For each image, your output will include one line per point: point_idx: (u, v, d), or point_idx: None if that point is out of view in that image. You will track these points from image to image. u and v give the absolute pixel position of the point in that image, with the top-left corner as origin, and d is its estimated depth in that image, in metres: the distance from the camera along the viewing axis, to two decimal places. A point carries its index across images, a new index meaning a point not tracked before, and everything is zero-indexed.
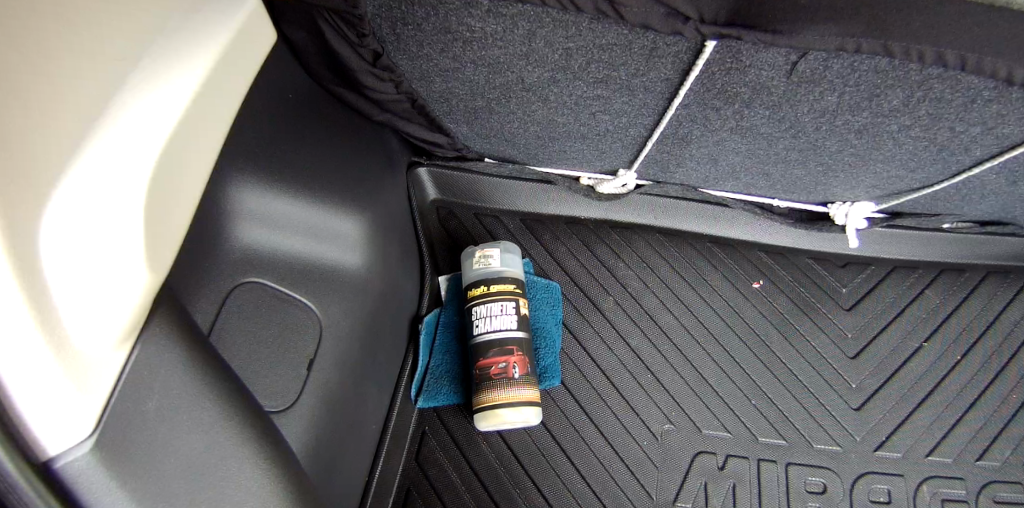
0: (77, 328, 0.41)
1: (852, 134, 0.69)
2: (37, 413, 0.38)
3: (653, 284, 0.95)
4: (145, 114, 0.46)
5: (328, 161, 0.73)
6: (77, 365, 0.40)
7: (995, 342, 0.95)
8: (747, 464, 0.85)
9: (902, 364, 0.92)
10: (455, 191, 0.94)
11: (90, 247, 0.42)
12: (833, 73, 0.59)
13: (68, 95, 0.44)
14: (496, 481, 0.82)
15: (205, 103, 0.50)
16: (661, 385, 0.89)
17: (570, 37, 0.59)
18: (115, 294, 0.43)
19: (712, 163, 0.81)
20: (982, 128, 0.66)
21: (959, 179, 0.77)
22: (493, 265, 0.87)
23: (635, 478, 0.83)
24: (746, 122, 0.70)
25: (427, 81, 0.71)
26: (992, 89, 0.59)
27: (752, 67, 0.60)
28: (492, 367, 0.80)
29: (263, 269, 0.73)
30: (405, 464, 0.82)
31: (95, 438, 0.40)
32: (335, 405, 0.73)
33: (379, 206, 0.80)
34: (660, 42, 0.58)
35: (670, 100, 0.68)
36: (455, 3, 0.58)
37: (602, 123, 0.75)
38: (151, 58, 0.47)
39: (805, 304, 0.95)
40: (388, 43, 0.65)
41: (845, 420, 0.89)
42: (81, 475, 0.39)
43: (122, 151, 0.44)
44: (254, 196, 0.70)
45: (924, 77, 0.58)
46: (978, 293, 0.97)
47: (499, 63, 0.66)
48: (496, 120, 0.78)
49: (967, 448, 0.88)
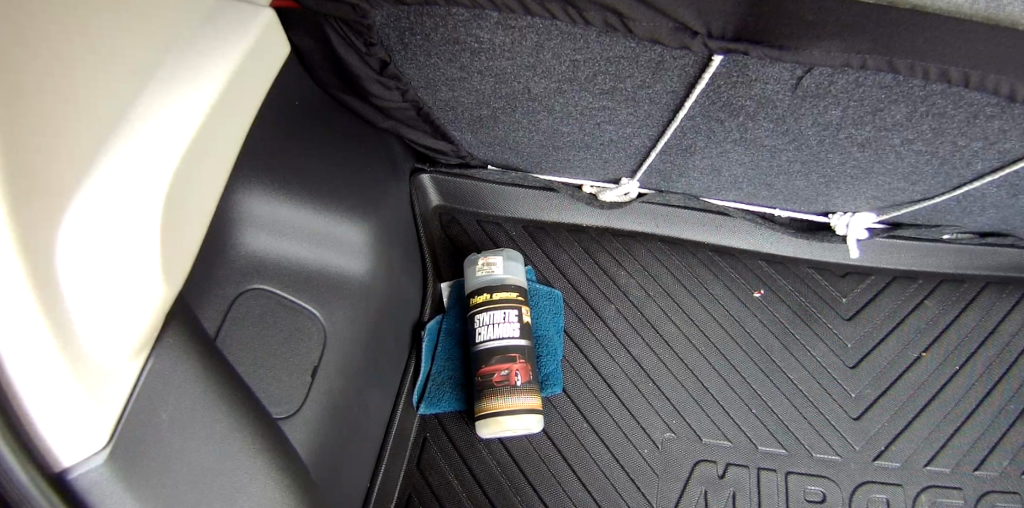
0: (93, 340, 0.41)
1: (855, 147, 0.70)
2: (52, 426, 0.39)
3: (654, 293, 0.96)
4: (161, 127, 0.46)
5: (333, 168, 0.73)
6: (93, 376, 0.40)
7: (994, 351, 0.95)
8: (747, 472, 0.86)
9: (902, 374, 0.93)
10: (458, 198, 0.95)
11: (106, 263, 0.43)
12: (838, 88, 0.59)
13: (83, 109, 0.44)
14: (498, 488, 0.82)
15: (218, 116, 0.50)
16: (662, 393, 0.89)
17: (577, 49, 0.60)
18: (129, 307, 0.43)
19: (714, 174, 0.82)
20: (983, 142, 0.66)
21: (960, 192, 0.78)
22: (495, 272, 0.87)
23: (636, 484, 0.84)
24: (749, 134, 0.70)
25: (434, 89, 0.71)
26: (995, 105, 0.59)
27: (758, 81, 0.60)
28: (494, 375, 0.80)
29: (267, 275, 0.73)
30: (407, 470, 0.83)
31: (109, 450, 0.41)
32: (337, 413, 0.73)
33: (381, 213, 0.81)
34: (667, 55, 0.59)
35: (675, 112, 0.69)
36: (463, 14, 0.58)
37: (605, 133, 0.76)
38: (164, 74, 0.48)
39: (805, 313, 0.96)
40: (395, 51, 0.65)
41: (844, 428, 0.89)
42: (95, 486, 0.40)
43: (138, 166, 0.45)
44: (260, 203, 0.70)
45: (927, 93, 0.59)
46: (978, 303, 0.98)
47: (506, 73, 0.66)
48: (501, 129, 0.78)
49: (966, 457, 0.89)
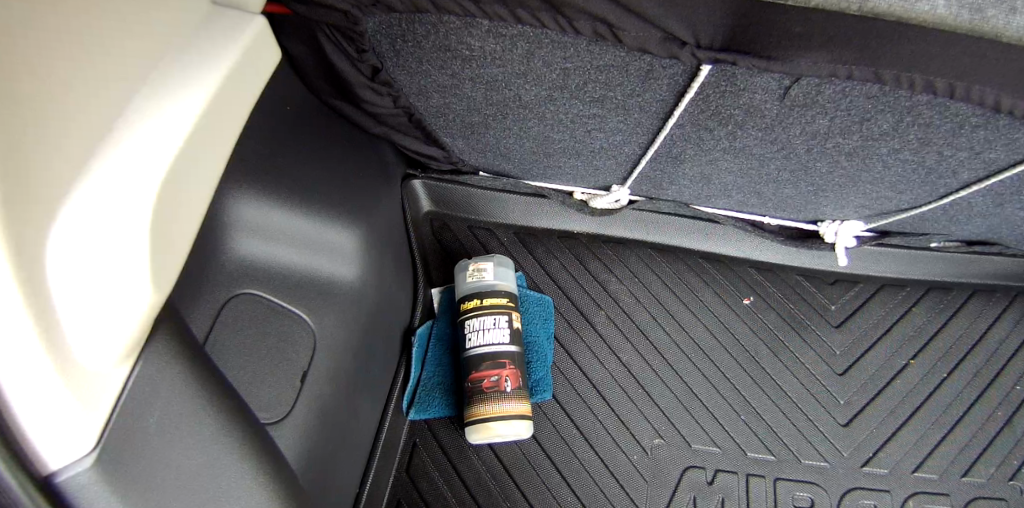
0: (81, 347, 0.41)
1: (842, 156, 0.71)
2: (41, 430, 0.38)
3: (644, 299, 0.96)
4: (154, 133, 0.46)
5: (324, 175, 0.73)
6: (82, 381, 0.40)
7: (981, 360, 0.96)
8: (735, 479, 0.86)
9: (890, 381, 0.93)
10: (449, 204, 0.95)
11: (95, 269, 0.42)
12: (825, 98, 0.60)
13: (77, 110, 0.44)
14: (487, 494, 0.82)
15: (209, 124, 0.50)
16: (651, 399, 0.89)
17: (568, 58, 0.60)
18: (116, 313, 0.43)
19: (704, 182, 0.82)
20: (969, 152, 0.67)
21: (947, 201, 0.78)
22: (486, 278, 0.87)
23: (624, 490, 0.84)
24: (738, 143, 0.71)
25: (425, 96, 0.72)
26: (980, 115, 0.60)
27: (747, 91, 0.61)
28: (484, 381, 0.80)
29: (257, 280, 0.73)
30: (396, 476, 0.82)
31: (97, 454, 0.41)
32: (327, 418, 0.72)
33: (373, 219, 0.81)
34: (656, 64, 0.59)
35: (664, 120, 0.69)
36: (455, 22, 0.58)
37: (596, 141, 0.76)
38: (156, 81, 0.48)
39: (794, 320, 0.96)
40: (386, 58, 0.66)
41: (832, 435, 0.90)
42: (82, 488, 0.40)
43: (130, 170, 0.45)
44: (250, 208, 0.70)
45: (914, 103, 0.59)
46: (965, 311, 0.99)
47: (497, 81, 0.66)
48: (492, 136, 0.79)
49: (953, 464, 0.90)
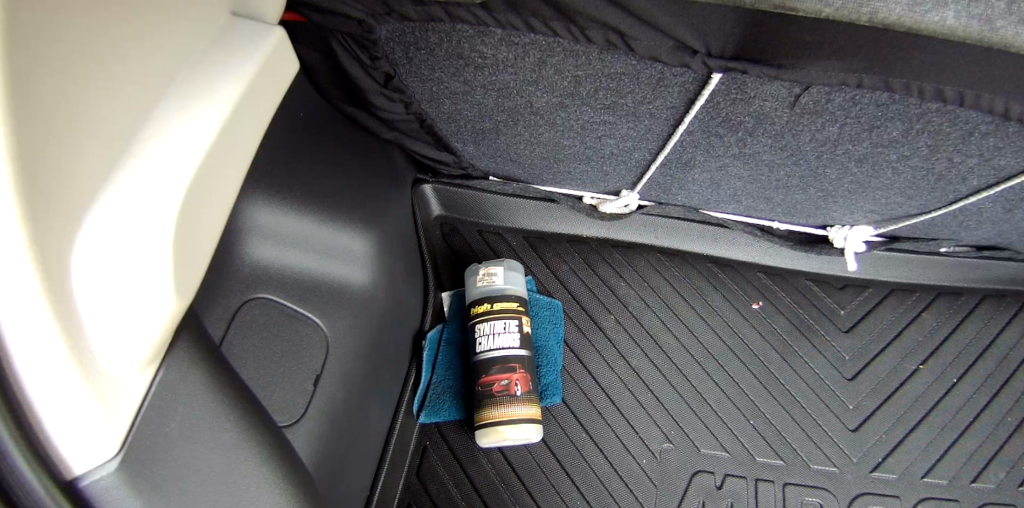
0: (106, 357, 0.42)
1: (852, 163, 0.71)
2: (67, 437, 0.40)
3: (653, 303, 0.97)
4: (175, 145, 0.48)
5: (336, 180, 0.74)
6: (108, 390, 0.42)
7: (989, 365, 0.96)
8: (744, 484, 0.86)
9: (898, 386, 0.93)
10: (459, 208, 0.95)
11: (119, 277, 0.43)
12: (835, 105, 0.60)
13: (104, 118, 0.44)
14: (496, 497, 0.83)
15: (230, 133, 0.51)
16: (661, 403, 0.90)
17: (579, 66, 0.61)
18: (140, 321, 0.44)
19: (713, 187, 0.83)
20: (979, 159, 0.67)
21: (956, 206, 0.79)
22: (496, 283, 0.87)
23: (634, 494, 0.84)
24: (749, 149, 0.71)
25: (437, 102, 0.73)
26: (989, 123, 0.60)
27: (756, 98, 0.61)
28: (494, 384, 0.81)
29: (270, 284, 0.73)
30: (407, 478, 0.83)
31: (121, 458, 0.42)
32: (338, 422, 0.73)
33: (384, 223, 0.81)
34: (667, 72, 0.60)
35: (674, 127, 0.70)
36: (468, 31, 0.59)
37: (607, 147, 0.76)
38: (177, 95, 0.50)
39: (802, 325, 0.97)
40: (399, 65, 0.67)
41: (840, 438, 0.90)
42: (107, 492, 0.41)
43: (151, 182, 0.46)
44: (264, 213, 0.71)
45: (923, 111, 0.60)
46: (974, 317, 0.98)
47: (508, 88, 0.67)
48: (502, 141, 0.79)
49: (962, 470, 0.89)
